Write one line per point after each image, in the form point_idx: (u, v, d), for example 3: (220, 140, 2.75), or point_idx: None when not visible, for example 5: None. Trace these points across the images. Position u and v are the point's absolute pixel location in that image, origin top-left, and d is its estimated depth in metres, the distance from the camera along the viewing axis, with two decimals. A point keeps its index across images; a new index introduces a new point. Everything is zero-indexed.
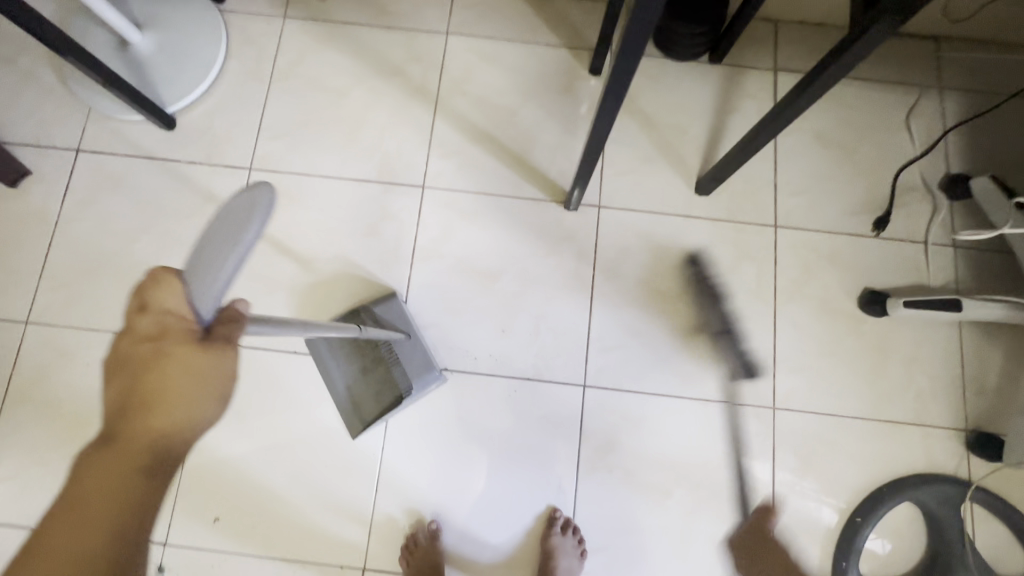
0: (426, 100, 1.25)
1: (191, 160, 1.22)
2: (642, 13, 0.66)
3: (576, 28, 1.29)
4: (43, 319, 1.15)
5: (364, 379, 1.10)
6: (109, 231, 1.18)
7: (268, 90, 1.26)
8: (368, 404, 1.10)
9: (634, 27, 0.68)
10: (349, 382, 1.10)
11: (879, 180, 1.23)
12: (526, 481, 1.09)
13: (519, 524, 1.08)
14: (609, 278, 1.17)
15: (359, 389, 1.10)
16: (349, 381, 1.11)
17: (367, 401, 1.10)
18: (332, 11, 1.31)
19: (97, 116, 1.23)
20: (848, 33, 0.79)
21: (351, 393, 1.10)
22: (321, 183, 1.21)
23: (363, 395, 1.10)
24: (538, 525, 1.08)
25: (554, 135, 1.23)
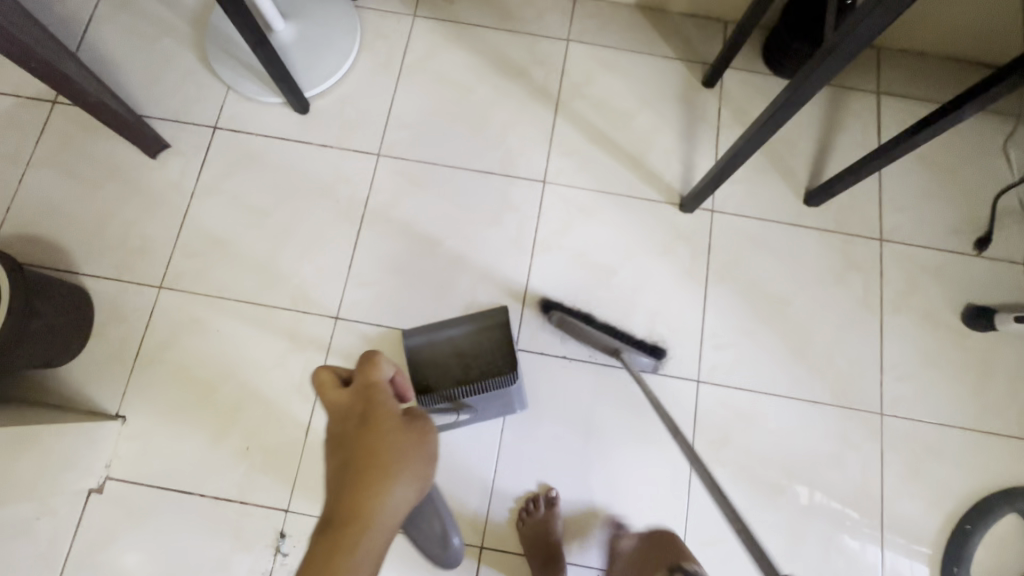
0: (548, 101, 1.32)
1: (325, 144, 1.28)
2: (848, 46, 0.75)
3: (690, 43, 1.36)
4: (178, 285, 1.19)
5: (439, 367, 1.12)
6: (244, 206, 1.24)
7: (397, 83, 1.32)
8: (425, 371, 1.11)
9: (836, 58, 0.77)
10: (434, 354, 1.12)
11: (980, 201, 1.28)
12: (642, 471, 1.13)
13: (635, 510, 1.11)
14: (722, 279, 1.22)
15: (436, 360, 1.12)
16: (435, 354, 1.12)
17: (423, 367, 1.12)
18: (459, 13, 1.38)
19: (236, 97, 1.30)
20: (978, 83, 0.94)
21: (420, 350, 1.12)
22: (446, 173, 1.27)
23: (428, 363, 1.12)
24: (653, 515, 1.11)
25: (669, 141, 1.30)
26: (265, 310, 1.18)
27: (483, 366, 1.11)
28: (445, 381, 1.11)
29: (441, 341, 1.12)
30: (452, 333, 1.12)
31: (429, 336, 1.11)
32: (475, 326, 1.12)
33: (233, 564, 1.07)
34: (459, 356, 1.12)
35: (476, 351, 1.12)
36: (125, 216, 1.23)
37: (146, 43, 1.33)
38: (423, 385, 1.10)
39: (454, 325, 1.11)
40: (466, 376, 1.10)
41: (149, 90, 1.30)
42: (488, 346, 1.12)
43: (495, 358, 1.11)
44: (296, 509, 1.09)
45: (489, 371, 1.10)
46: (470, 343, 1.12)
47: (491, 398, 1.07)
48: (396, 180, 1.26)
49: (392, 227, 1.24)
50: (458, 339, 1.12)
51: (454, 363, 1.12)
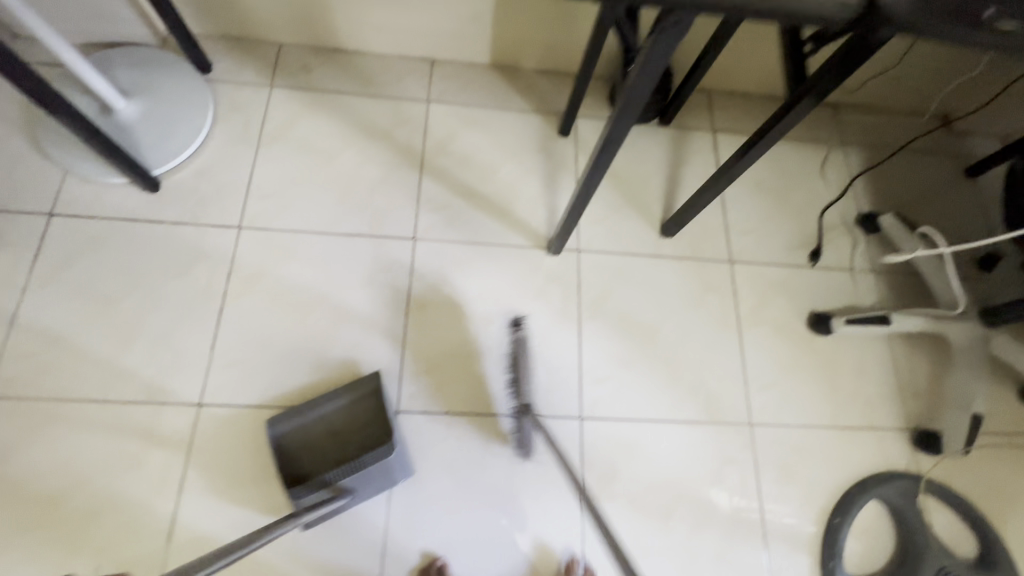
0: (413, 160, 1.35)
1: (179, 222, 1.22)
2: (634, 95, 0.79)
3: (544, 97, 1.46)
4: (9, 393, 1.07)
5: (315, 450, 1.08)
6: (88, 295, 1.14)
7: (256, 153, 1.31)
8: (299, 457, 1.07)
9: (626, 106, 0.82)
10: (308, 436, 1.08)
11: (809, 219, 1.44)
12: (545, 477, 1.15)
13: (545, 522, 1.12)
14: (594, 315, 1.27)
15: (311, 442, 1.08)
16: (309, 437, 1.08)
17: (297, 454, 1.07)
18: (318, 81, 1.40)
19: (75, 180, 1.22)
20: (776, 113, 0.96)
21: (292, 434, 1.07)
22: (312, 239, 1.25)
23: (302, 447, 1.08)
24: (566, 530, 1.12)
25: (532, 189, 1.37)
26: (114, 407, 1.08)
27: (361, 442, 1.07)
28: (323, 465, 1.06)
29: (315, 422, 1.08)
30: (324, 412, 1.08)
31: (299, 419, 1.07)
32: (350, 399, 1.09)
33: None
34: (336, 435, 1.09)
35: (353, 427, 1.09)
36: None
37: None
38: (298, 474, 1.05)
39: (327, 401, 1.08)
40: (344, 456, 1.07)
41: None
42: (367, 420, 1.09)
43: (374, 431, 1.09)
44: None
45: (368, 446, 1.07)
46: (346, 419, 1.09)
47: (370, 476, 1.01)
48: (259, 252, 1.22)
49: (257, 300, 1.18)
50: (332, 418, 1.09)
51: (331, 443, 1.08)
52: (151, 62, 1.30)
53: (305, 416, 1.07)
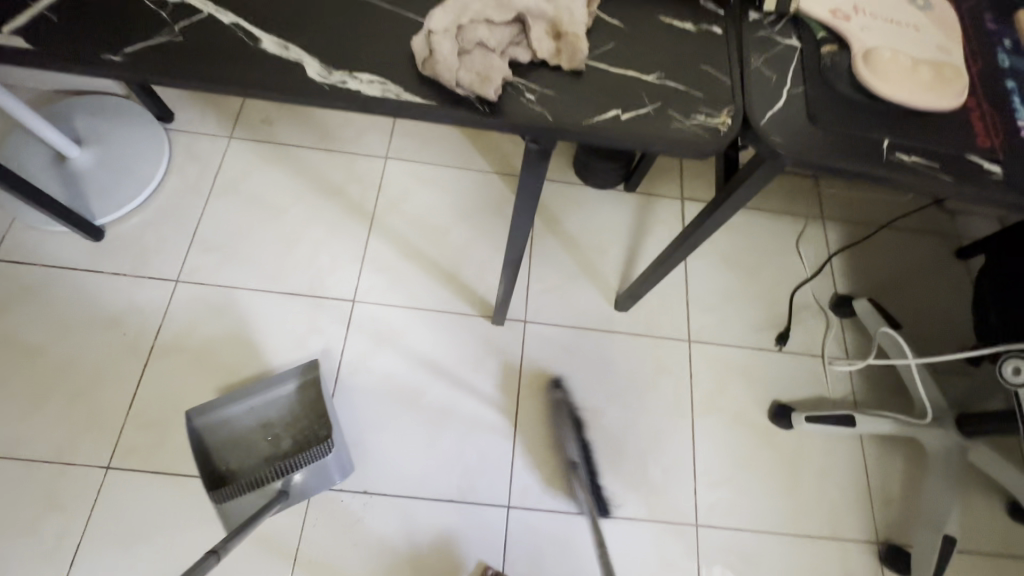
0: (363, 218, 1.32)
1: (117, 272, 1.21)
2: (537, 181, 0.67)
3: (506, 158, 1.43)
4: None
5: (242, 445, 1.06)
6: (14, 345, 1.13)
7: (205, 205, 1.29)
8: (223, 453, 1.04)
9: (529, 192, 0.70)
10: (233, 431, 1.05)
11: (779, 298, 1.35)
12: (461, 507, 1.10)
13: (462, 544, 1.08)
14: (535, 392, 1.20)
15: (236, 437, 1.06)
16: (234, 432, 1.06)
17: (221, 450, 1.04)
18: (278, 133, 1.39)
19: (21, 226, 1.22)
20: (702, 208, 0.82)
21: (215, 426, 1.04)
22: (249, 295, 1.22)
23: (226, 442, 1.05)
24: None
25: (483, 253, 1.32)
26: (21, 465, 1.05)
27: (296, 435, 1.07)
28: (253, 462, 1.04)
29: (242, 415, 1.06)
30: (255, 403, 1.06)
31: (223, 410, 1.03)
32: (290, 392, 1.08)
33: None
34: (267, 429, 1.07)
35: (286, 420, 1.08)
36: None
37: None
38: (221, 471, 1.02)
39: (261, 392, 1.06)
40: (276, 451, 1.05)
41: None
42: (303, 412, 1.08)
43: (310, 424, 1.08)
44: None
45: (304, 440, 1.06)
46: (280, 414, 1.08)
47: (311, 474, 0.97)
48: (193, 307, 1.20)
49: (184, 358, 1.15)
50: (263, 411, 1.07)
51: (262, 438, 1.07)
52: (112, 111, 1.31)
53: (233, 408, 1.04)
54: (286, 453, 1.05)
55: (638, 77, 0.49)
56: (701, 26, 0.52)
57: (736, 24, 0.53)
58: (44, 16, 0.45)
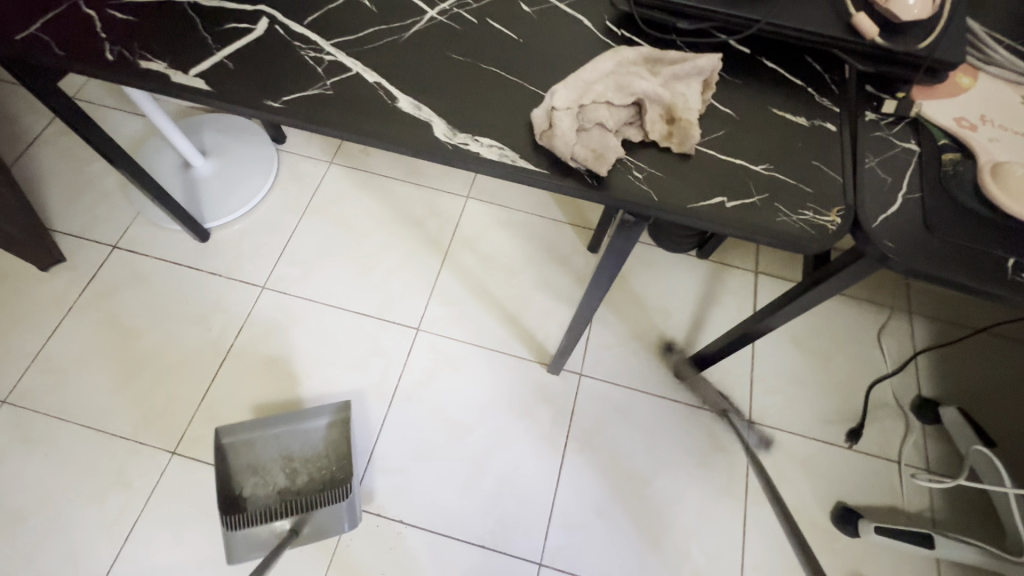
0: (437, 251, 1.38)
1: (213, 272, 1.32)
2: (622, 244, 0.68)
3: (581, 211, 1.45)
4: (22, 403, 1.17)
5: (259, 473, 1.10)
6: (117, 326, 1.25)
7: (298, 221, 1.40)
8: (242, 476, 1.09)
9: (613, 255, 0.71)
10: (255, 457, 1.10)
11: (854, 391, 1.26)
12: (491, 555, 1.08)
13: None
14: (581, 447, 1.18)
15: (258, 463, 1.10)
16: (255, 458, 1.10)
17: (240, 474, 1.09)
18: (372, 163, 1.49)
19: (142, 221, 1.37)
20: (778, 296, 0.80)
21: (239, 449, 1.09)
22: (322, 310, 1.29)
23: (247, 466, 1.10)
24: None
25: (547, 300, 1.33)
26: (101, 437, 1.14)
27: (313, 474, 1.11)
28: (266, 493, 1.09)
29: (267, 442, 1.11)
30: (283, 433, 1.11)
31: (252, 433, 1.09)
32: (320, 430, 1.12)
33: None
34: (286, 461, 1.11)
35: (306, 457, 1.12)
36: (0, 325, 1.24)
37: (76, 162, 1.42)
38: (236, 497, 1.07)
39: (290, 425, 1.11)
40: (293, 485, 1.10)
41: (60, 208, 1.37)
42: (324, 451, 1.12)
43: (328, 465, 1.12)
44: None
45: (320, 480, 1.11)
46: (302, 449, 1.12)
47: (319, 519, 1.02)
48: (272, 314, 1.28)
49: (256, 361, 1.23)
50: (288, 443, 1.11)
51: (280, 470, 1.11)
52: (234, 128, 1.46)
53: (261, 434, 1.10)
54: (300, 490, 1.10)
55: (746, 167, 0.50)
56: (813, 121, 0.53)
57: (852, 122, 0.53)
58: (223, 64, 0.53)
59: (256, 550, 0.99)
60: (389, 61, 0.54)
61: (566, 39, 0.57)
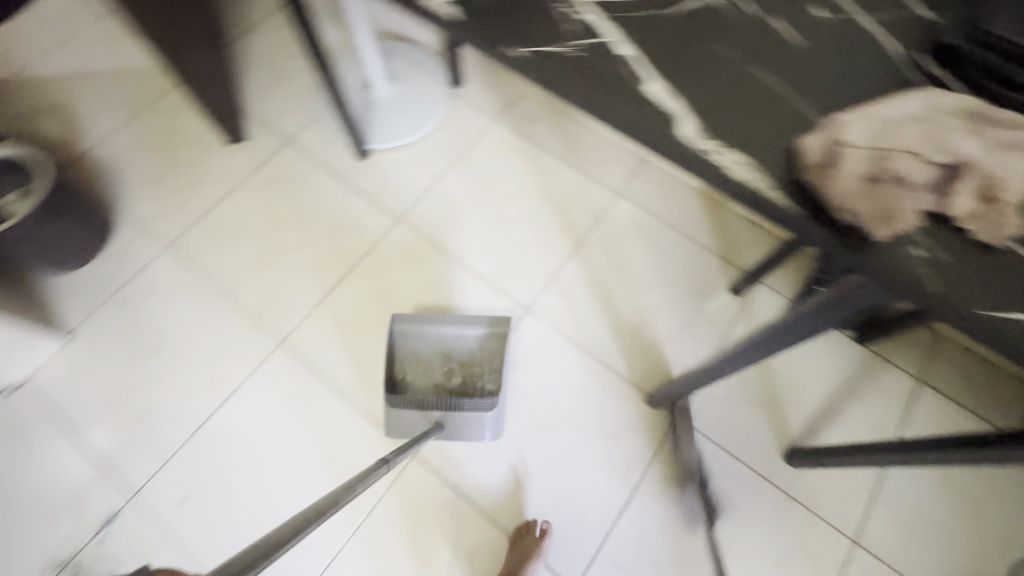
0: (572, 239, 1.33)
1: (362, 191, 1.38)
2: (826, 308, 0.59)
3: (734, 247, 1.32)
4: (180, 253, 1.31)
5: (420, 364, 1.18)
6: (270, 213, 1.35)
7: (450, 167, 1.41)
8: (405, 364, 1.17)
9: None
10: (418, 349, 1.18)
11: (997, 559, 1.04)
12: None
13: None
14: (652, 491, 1.10)
15: (420, 356, 1.18)
16: (418, 349, 1.18)
17: (404, 360, 1.17)
18: (534, 132, 1.46)
19: (318, 125, 1.46)
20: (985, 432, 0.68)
21: (407, 337, 1.18)
22: (446, 260, 1.30)
23: (410, 357, 1.18)
24: None
25: (667, 328, 1.24)
26: (231, 305, 1.26)
27: (466, 377, 1.17)
28: (424, 383, 1.16)
29: (431, 338, 1.18)
30: (446, 332, 1.18)
31: (421, 326, 1.17)
32: (479, 337, 1.19)
33: (69, 509, 1.08)
34: (445, 359, 1.18)
35: (462, 359, 1.19)
36: (183, 180, 1.39)
37: (279, 54, 1.54)
38: (398, 380, 1.15)
39: (455, 325, 1.18)
40: (447, 384, 1.16)
41: (256, 92, 1.50)
42: (480, 358, 1.19)
43: (482, 371, 1.18)
44: (141, 495, 1.10)
45: (471, 386, 1.16)
46: (460, 351, 1.18)
47: (465, 420, 1.09)
48: (401, 248, 1.32)
49: (375, 286, 1.28)
50: (448, 344, 1.18)
51: (438, 366, 1.18)
52: (421, 63, 1.50)
53: (429, 328, 1.17)
54: (454, 391, 1.16)
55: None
56: None
57: None
58: None
59: (410, 429, 1.11)
60: (651, 34, 0.51)
61: (848, 60, 0.51)
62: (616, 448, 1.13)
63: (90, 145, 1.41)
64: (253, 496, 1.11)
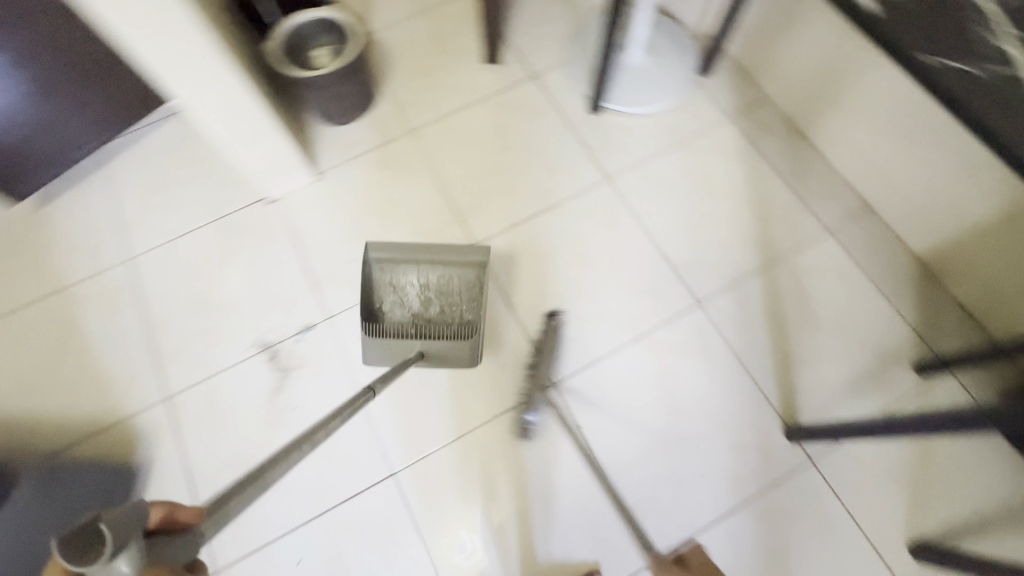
0: (764, 256, 1.33)
1: (584, 142, 1.47)
2: None
3: (933, 328, 1.25)
4: (418, 141, 1.50)
5: (396, 293, 1.22)
6: (501, 134, 1.50)
7: (669, 148, 1.45)
8: (383, 293, 1.22)
9: None
10: (394, 278, 1.22)
11: None
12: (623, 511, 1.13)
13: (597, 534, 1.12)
14: (761, 512, 1.12)
15: (396, 285, 1.22)
16: (393, 279, 1.21)
17: (381, 289, 1.21)
18: (763, 143, 1.45)
19: (565, 72, 1.56)
20: None
21: (380, 266, 1.21)
22: (638, 230, 1.36)
23: (388, 285, 1.22)
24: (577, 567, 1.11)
25: (830, 375, 1.22)
26: (445, 199, 1.43)
27: (445, 307, 1.22)
28: (401, 313, 1.21)
29: (408, 269, 1.21)
30: (422, 262, 1.21)
31: (395, 256, 1.20)
32: (455, 269, 1.23)
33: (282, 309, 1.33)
34: (421, 289, 1.22)
35: (439, 290, 1.23)
36: (439, 81, 1.57)
37: None
38: (375, 308, 1.20)
39: (430, 256, 1.22)
40: (423, 313, 1.21)
41: (522, 24, 1.63)
42: (458, 289, 1.23)
43: (459, 302, 1.23)
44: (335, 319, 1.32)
45: (451, 314, 1.22)
46: (438, 282, 1.23)
47: (440, 350, 1.16)
48: (601, 204, 1.39)
49: (568, 229, 1.37)
50: (425, 275, 1.22)
51: (415, 295, 1.22)
52: (678, 42, 1.53)
53: (409, 263, 1.21)
54: (430, 319, 1.21)
55: None
56: None
57: None
58: None
59: (383, 359, 1.16)
60: None
61: None
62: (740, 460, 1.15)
63: (378, 28, 1.63)
64: None
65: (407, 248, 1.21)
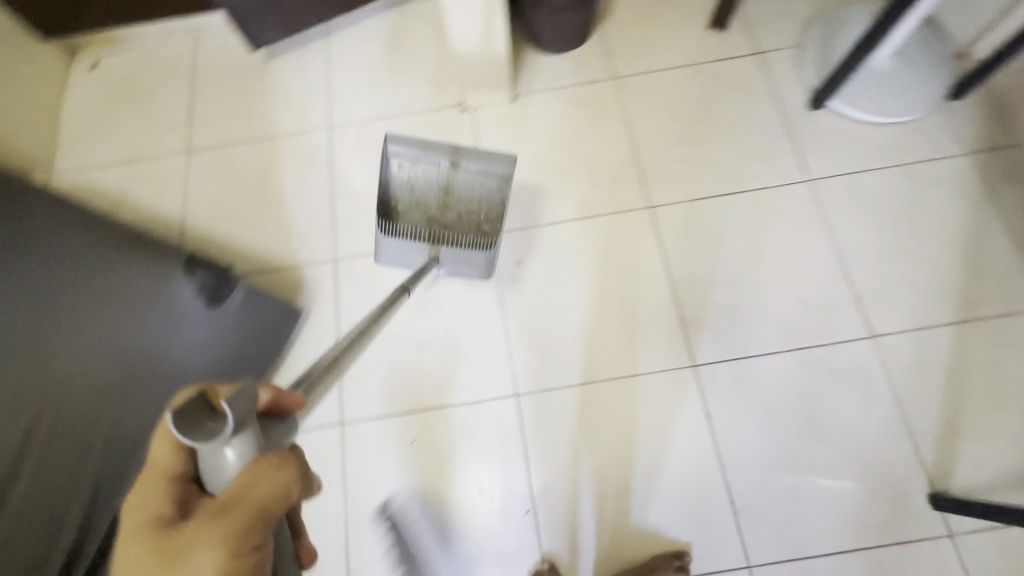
0: (961, 311, 1.20)
1: (793, 135, 1.38)
2: None
3: None
4: (620, 89, 1.47)
5: (415, 192, 1.20)
6: (706, 104, 1.43)
7: (887, 167, 1.33)
8: (401, 192, 1.20)
9: None
10: (413, 177, 1.18)
11: None
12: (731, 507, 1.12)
13: (698, 519, 1.12)
14: (876, 562, 1.07)
15: (415, 184, 1.19)
16: (411, 177, 1.19)
17: (400, 186, 1.19)
18: (999, 191, 1.28)
19: (793, 57, 1.45)
20: None
21: (394, 161, 1.17)
22: (826, 241, 1.28)
23: (406, 184, 1.19)
24: (669, 542, 1.11)
25: (997, 457, 1.11)
26: (631, 153, 1.40)
27: (463, 214, 1.21)
28: (418, 214, 1.21)
29: (426, 169, 1.17)
30: (440, 163, 1.16)
31: (410, 154, 1.15)
32: (476, 172, 1.17)
33: None
34: (439, 191, 1.19)
35: (459, 196, 1.20)
36: (657, 34, 1.52)
37: None
38: (393, 208, 1.20)
39: (451, 156, 1.15)
40: (442, 217, 1.21)
41: None
42: (479, 198, 1.20)
43: (478, 211, 1.21)
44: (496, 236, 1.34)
45: (468, 220, 1.21)
46: (458, 187, 1.19)
47: (452, 255, 1.20)
48: (794, 204, 1.31)
49: (750, 218, 1.31)
50: (444, 177, 1.18)
51: (434, 196, 1.20)
52: (935, 55, 1.37)
53: (431, 161, 1.16)
54: (448, 223, 1.20)
55: None
56: None
57: None
58: None
59: (398, 257, 1.24)
60: None
61: None
62: (869, 505, 1.10)
63: None
64: (562, 292, 1.28)
65: (420, 142, 1.15)
